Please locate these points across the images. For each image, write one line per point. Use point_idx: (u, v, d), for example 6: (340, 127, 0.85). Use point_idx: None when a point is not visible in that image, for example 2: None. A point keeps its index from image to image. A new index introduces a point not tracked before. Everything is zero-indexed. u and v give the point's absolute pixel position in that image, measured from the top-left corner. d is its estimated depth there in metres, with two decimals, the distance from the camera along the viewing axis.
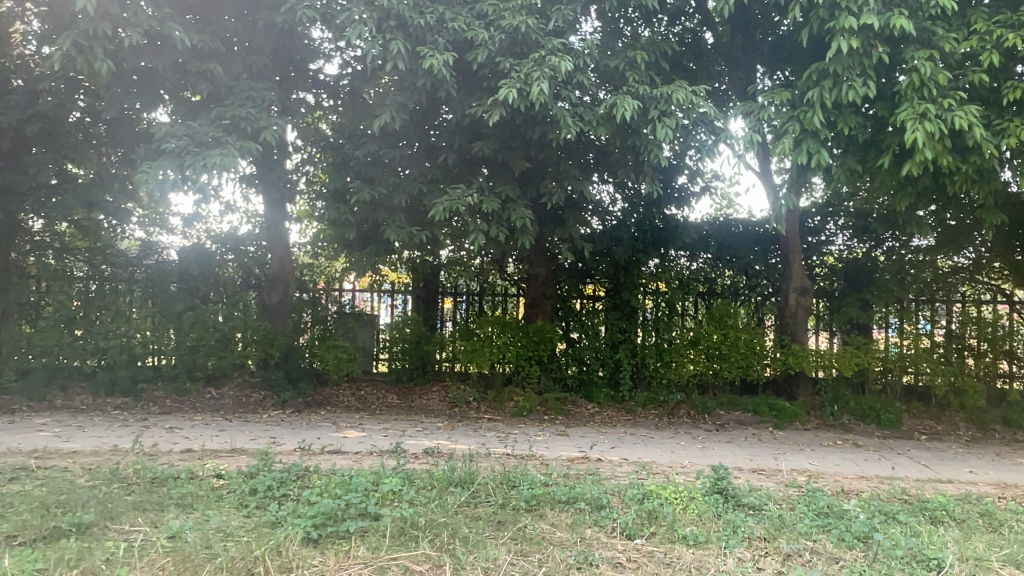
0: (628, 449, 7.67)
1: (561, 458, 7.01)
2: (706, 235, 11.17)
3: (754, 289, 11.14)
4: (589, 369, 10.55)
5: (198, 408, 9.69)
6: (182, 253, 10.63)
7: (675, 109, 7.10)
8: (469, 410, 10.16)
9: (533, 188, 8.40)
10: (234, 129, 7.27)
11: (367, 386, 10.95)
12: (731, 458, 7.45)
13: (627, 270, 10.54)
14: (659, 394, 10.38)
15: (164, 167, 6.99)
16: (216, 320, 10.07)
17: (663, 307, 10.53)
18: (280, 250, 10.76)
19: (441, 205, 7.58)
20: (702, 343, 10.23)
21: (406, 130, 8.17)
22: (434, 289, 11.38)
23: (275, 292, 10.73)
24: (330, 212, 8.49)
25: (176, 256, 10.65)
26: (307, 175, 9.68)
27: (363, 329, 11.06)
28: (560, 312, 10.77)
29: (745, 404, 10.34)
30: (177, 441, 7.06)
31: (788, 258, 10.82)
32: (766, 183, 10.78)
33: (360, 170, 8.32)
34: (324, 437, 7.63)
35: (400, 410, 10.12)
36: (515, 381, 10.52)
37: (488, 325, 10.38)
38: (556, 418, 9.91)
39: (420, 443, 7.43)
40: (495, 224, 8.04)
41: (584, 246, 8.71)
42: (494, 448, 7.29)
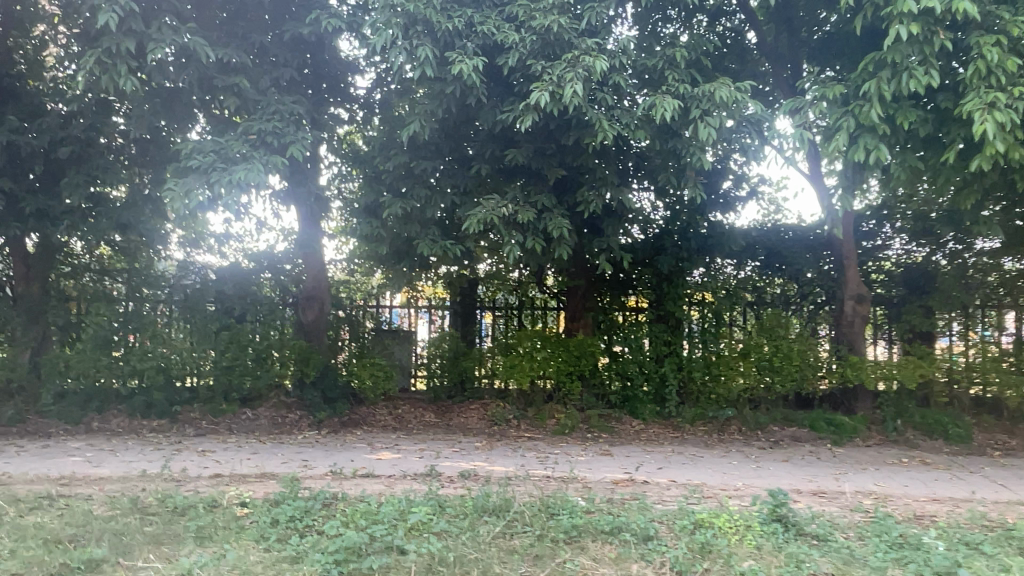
0: (677, 470, 7.22)
1: (604, 480, 6.61)
2: (753, 243, 10.61)
3: (806, 297, 10.60)
4: (633, 385, 10.06)
5: (233, 429, 9.52)
6: (218, 272, 10.37)
7: (720, 108, 6.68)
8: (509, 428, 9.80)
9: (569, 196, 7.99)
10: (260, 144, 7.13)
11: (405, 404, 10.72)
12: (789, 480, 6.93)
13: (671, 280, 10.06)
14: (707, 410, 9.88)
15: (191, 185, 6.89)
16: (253, 339, 9.97)
17: (709, 318, 10.04)
18: (314, 267, 10.53)
19: (475, 216, 7.29)
20: (752, 354, 9.73)
21: (438, 140, 7.94)
22: (471, 304, 11.04)
23: (310, 310, 10.48)
24: (362, 226, 8.28)
25: (213, 275, 10.38)
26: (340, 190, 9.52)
27: (399, 346, 10.94)
28: (603, 325, 10.33)
29: (800, 420, 9.78)
30: (207, 465, 6.85)
31: (845, 264, 10.17)
32: (817, 186, 10.25)
33: (392, 183, 8.10)
34: (358, 460, 7.35)
35: (438, 429, 9.81)
36: (556, 398, 10.10)
37: (526, 339, 9.95)
38: (600, 436, 9.47)
39: (456, 465, 7.09)
40: (531, 234, 7.71)
41: (624, 256, 8.34)
42: (533, 470, 6.92)
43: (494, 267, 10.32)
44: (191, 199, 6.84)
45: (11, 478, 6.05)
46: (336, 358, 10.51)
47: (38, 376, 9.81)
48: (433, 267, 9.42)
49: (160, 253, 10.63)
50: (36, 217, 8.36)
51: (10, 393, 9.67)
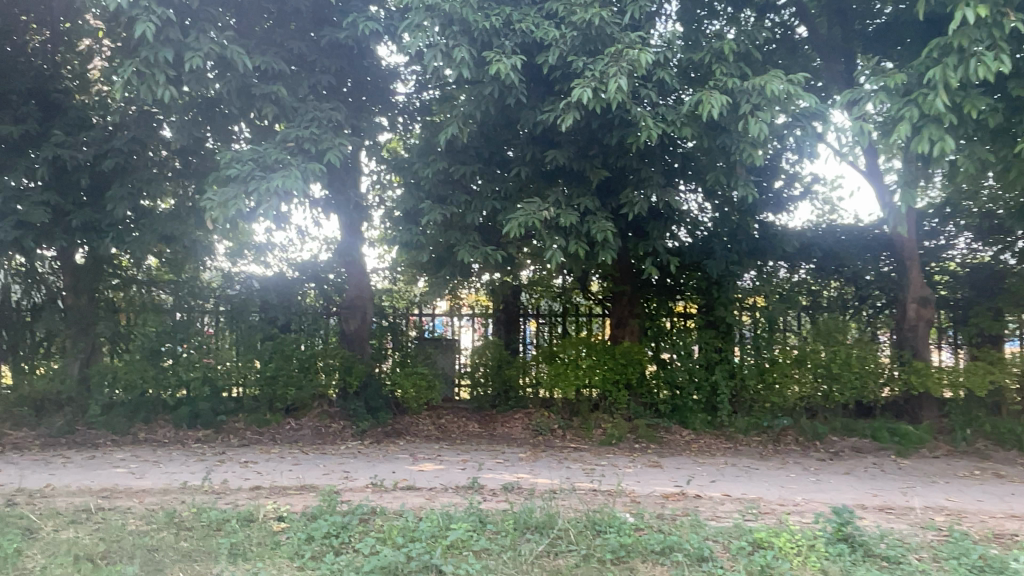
0: (731, 484, 6.86)
1: (655, 494, 6.30)
2: (809, 245, 10.01)
3: (865, 301, 10.13)
4: (683, 393, 9.71)
5: (276, 440, 9.46)
6: (262, 281, 10.38)
7: (771, 102, 6.33)
8: (554, 438, 9.54)
9: (613, 198, 7.75)
10: (298, 151, 7.06)
11: (448, 414, 10.54)
12: (850, 494, 6.53)
13: (720, 284, 9.63)
14: (762, 419, 9.50)
15: (229, 194, 6.80)
16: (299, 347, 10.02)
17: (762, 323, 9.64)
18: (356, 275, 10.48)
19: (516, 220, 7.10)
20: (809, 361, 9.37)
21: (477, 144, 7.77)
22: (514, 311, 10.74)
23: (353, 319, 10.40)
24: (402, 233, 8.14)
25: (257, 284, 10.39)
26: (381, 197, 9.40)
27: (443, 355, 10.73)
28: (650, 331, 9.97)
29: (862, 430, 9.29)
30: (248, 477, 6.75)
31: (907, 265, 9.67)
32: (874, 183, 9.80)
33: (431, 188, 7.95)
34: (399, 472, 7.18)
35: (482, 438, 9.62)
36: (603, 407, 9.83)
37: (571, 348, 9.73)
38: (649, 446, 9.15)
39: (500, 477, 6.88)
40: (574, 238, 7.48)
41: (671, 259, 8.00)
42: (579, 483, 6.65)
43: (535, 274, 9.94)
44: (230, 208, 6.75)
45: (54, 491, 6.03)
46: (380, 367, 10.41)
47: (88, 387, 9.91)
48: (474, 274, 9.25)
49: (207, 265, 10.46)
50: (83, 230, 8.45)
51: (61, 404, 9.79)
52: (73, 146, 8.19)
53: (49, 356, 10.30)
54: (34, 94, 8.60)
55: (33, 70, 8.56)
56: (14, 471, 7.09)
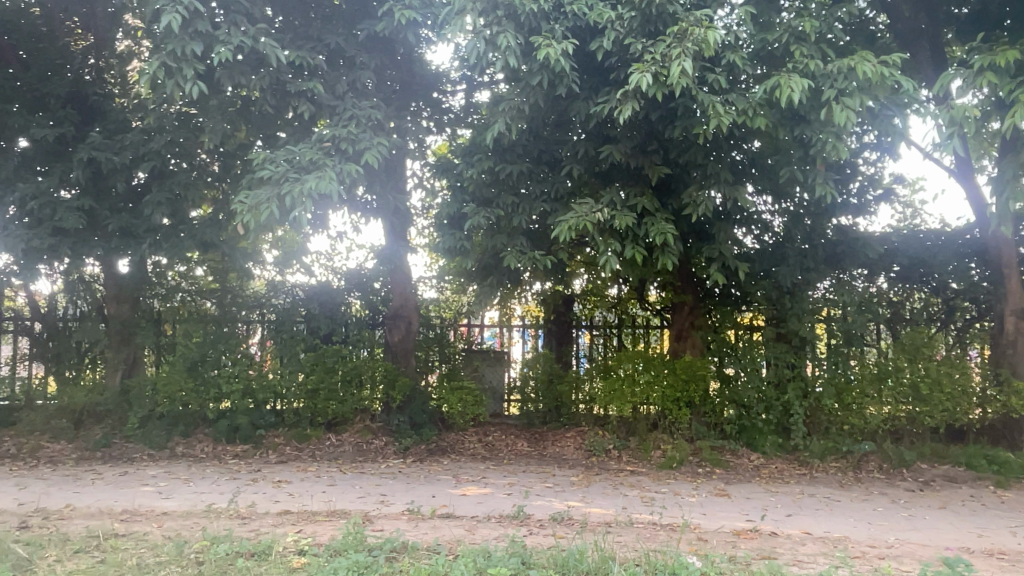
0: (809, 519, 6.06)
1: (724, 531, 5.60)
2: (892, 252, 9.12)
3: (954, 313, 9.17)
4: (750, 413, 8.91)
5: (316, 457, 8.99)
6: (308, 292, 10.02)
7: (857, 86, 5.60)
8: (609, 460, 8.85)
9: (674, 198, 7.07)
10: (334, 152, 6.56)
11: (495, 431, 9.94)
12: (951, 534, 5.68)
13: (793, 294, 8.79)
14: (840, 444, 8.60)
15: (262, 197, 6.30)
16: (347, 352, 9.53)
17: (836, 336, 8.78)
18: (401, 283, 10.06)
19: (566, 223, 6.55)
20: (891, 378, 8.50)
21: (526, 141, 7.23)
22: (567, 322, 10.18)
23: (397, 330, 10.00)
24: (445, 239, 7.62)
25: (303, 294, 10.04)
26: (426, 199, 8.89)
27: (491, 368, 10.27)
28: (713, 345, 9.14)
29: (954, 456, 8.35)
30: (278, 500, 6.28)
31: (1004, 274, 8.73)
32: (965, 185, 8.84)
33: (478, 190, 7.40)
34: (440, 496, 6.63)
35: (531, 459, 9.00)
36: (662, 426, 9.04)
37: (627, 362, 9.00)
38: (713, 471, 8.39)
39: (548, 506, 6.26)
40: (632, 242, 6.86)
41: (739, 266, 7.26)
42: (636, 515, 5.98)
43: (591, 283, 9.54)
44: (262, 212, 6.22)
45: (72, 513, 5.69)
46: (426, 380, 9.97)
47: (127, 399, 9.67)
48: (523, 281, 8.65)
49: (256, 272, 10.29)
50: (120, 236, 8.21)
51: (100, 416, 9.56)
52: (110, 150, 7.95)
53: (92, 366, 10.15)
54: (74, 98, 8.46)
55: (74, 74, 8.45)
56: (42, 487, 6.82)
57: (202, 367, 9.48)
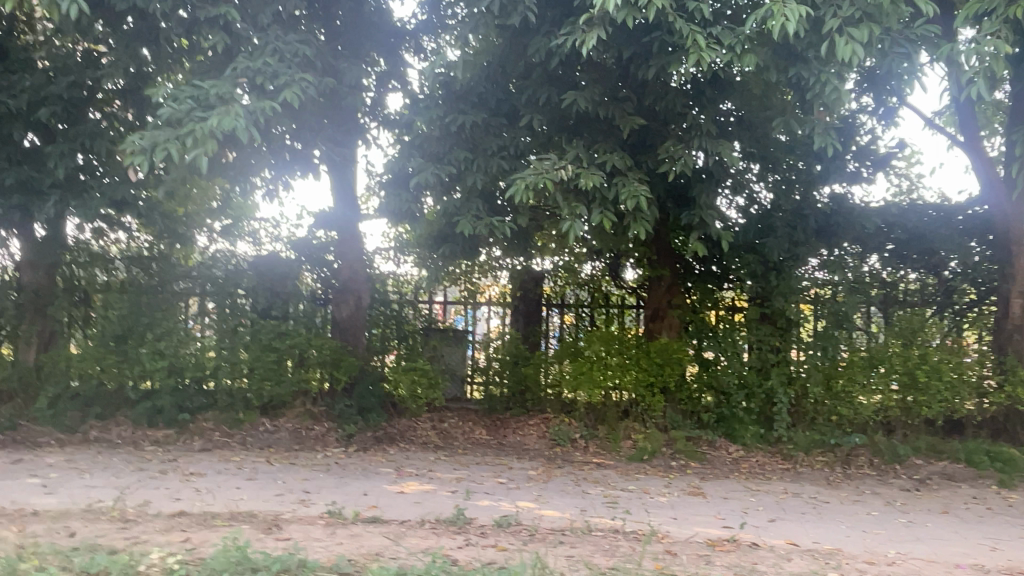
0: (796, 527, 5.23)
1: (696, 542, 4.75)
2: (887, 228, 8.19)
3: (952, 295, 8.30)
4: (730, 401, 8.12)
5: (246, 444, 8.03)
6: (254, 263, 9.04)
7: (865, 15, 4.74)
8: (575, 450, 8.01)
9: (649, 155, 6.13)
10: (251, 90, 5.63)
11: (451, 417, 9.04)
12: (958, 547, 4.84)
13: (779, 270, 7.91)
14: (828, 436, 7.83)
15: (159, 138, 5.46)
16: (286, 328, 8.54)
17: (824, 319, 7.93)
18: (351, 257, 9.17)
19: (523, 182, 5.63)
20: (884, 364, 7.70)
21: (481, 86, 6.31)
22: (535, 299, 9.26)
23: (346, 305, 9.03)
24: (391, 201, 6.80)
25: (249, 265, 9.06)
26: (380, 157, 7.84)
27: (450, 349, 9.32)
28: (691, 326, 8.33)
29: (952, 451, 7.57)
30: (179, 498, 5.38)
31: (1012, 252, 7.93)
32: (971, 154, 8.08)
33: (428, 143, 6.46)
34: (372, 494, 5.74)
35: (489, 448, 8.14)
36: (634, 414, 8.25)
37: (597, 343, 8.11)
38: (688, 465, 7.56)
39: (495, 508, 5.38)
40: (600, 205, 5.93)
41: (722, 236, 6.34)
42: (596, 520, 5.12)
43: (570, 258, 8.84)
44: (157, 155, 5.38)
45: None
46: (381, 360, 9.09)
47: (40, 377, 8.68)
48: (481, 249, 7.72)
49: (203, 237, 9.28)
50: (21, 192, 7.19)
51: (7, 396, 8.56)
52: (6, 92, 6.93)
53: None
54: None
55: None
56: None
57: (128, 341, 8.56)
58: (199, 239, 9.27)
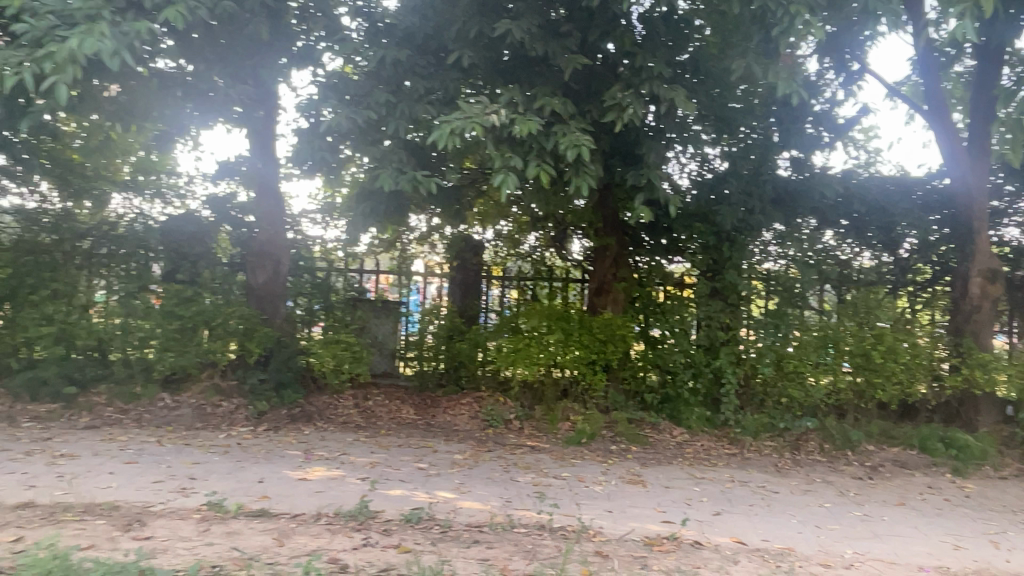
0: (743, 523, 4.67)
1: (631, 541, 4.16)
2: (845, 201, 7.77)
3: (907, 273, 7.84)
4: (676, 381, 7.60)
5: (141, 422, 7.20)
6: (165, 223, 8.08)
7: None
8: (508, 432, 7.38)
9: (594, 104, 5.49)
10: (128, 8, 4.79)
11: (377, 395, 8.30)
12: (919, 546, 4.34)
13: (734, 240, 7.44)
14: (777, 420, 7.37)
15: (11, 61, 4.59)
16: (192, 293, 7.67)
17: (776, 295, 7.41)
18: (267, 219, 8.22)
19: (449, 126, 4.90)
20: (842, 345, 7.22)
21: (406, 19, 5.59)
22: (472, 270, 8.66)
23: (261, 270, 8.11)
24: (300, 149, 5.99)
25: (160, 223, 8.09)
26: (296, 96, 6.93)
27: (377, 320, 8.48)
28: (639, 303, 7.77)
29: (904, 437, 7.16)
30: (31, 487, 4.59)
31: (973, 229, 7.43)
32: (935, 125, 7.50)
33: (345, 83, 5.71)
34: (268, 482, 5.02)
35: (415, 429, 7.44)
36: (574, 394, 7.66)
37: (538, 318, 7.48)
38: (630, 449, 7.00)
39: (405, 500, 4.69)
40: (537, 157, 5.27)
41: (670, 198, 5.71)
42: (520, 513, 4.50)
43: (513, 225, 8.48)
44: (6, 81, 4.49)
45: None
46: (307, 333, 8.13)
47: None
48: (409, 203, 7.17)
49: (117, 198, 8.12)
50: None
51: None
52: None
53: None
54: None
55: None
56: None
57: (10, 306, 7.53)
58: (114, 199, 8.13)
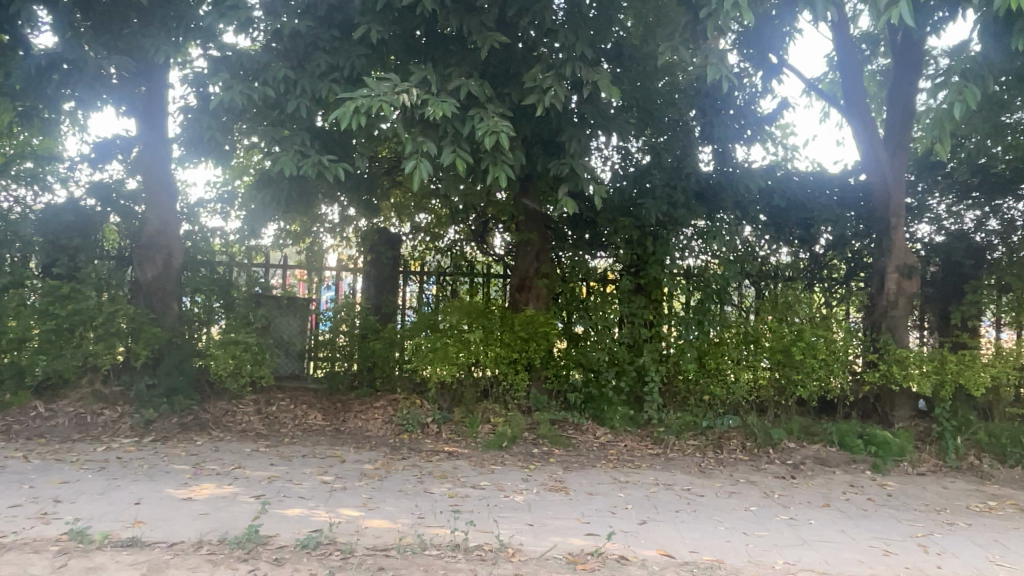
0: (670, 534, 4.39)
1: (553, 560, 3.82)
2: (764, 195, 7.67)
3: (822, 269, 7.88)
4: (599, 380, 7.33)
5: (8, 434, 6.42)
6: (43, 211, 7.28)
7: None
8: (424, 437, 6.94)
9: (513, 87, 5.14)
10: None
11: (281, 398, 7.68)
12: (849, 553, 4.17)
13: (657, 235, 7.23)
14: (699, 418, 7.23)
15: None
16: (69, 289, 6.90)
17: (698, 291, 7.23)
18: (158, 207, 7.47)
19: (353, 104, 4.43)
20: (764, 341, 7.06)
21: None
22: (387, 264, 8.06)
23: (151, 264, 7.38)
24: (189, 128, 5.41)
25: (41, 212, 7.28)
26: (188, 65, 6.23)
27: (284, 318, 7.84)
28: (562, 299, 7.47)
29: (825, 434, 7.08)
30: None
31: (890, 224, 7.38)
32: (853, 122, 7.48)
33: (239, 55, 5.15)
34: (146, 504, 4.44)
35: (323, 436, 6.89)
36: (494, 394, 7.31)
37: (457, 314, 7.10)
38: (551, 452, 6.66)
39: (302, 521, 4.19)
40: (452, 142, 4.87)
41: (594, 187, 5.36)
42: (432, 532, 4.09)
43: (432, 219, 8.05)
44: None
45: None
46: (205, 333, 7.47)
47: None
48: (320, 185, 6.71)
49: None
50: None
51: None
52: None
53: None
54: None
55: None
56: None
57: None
58: None
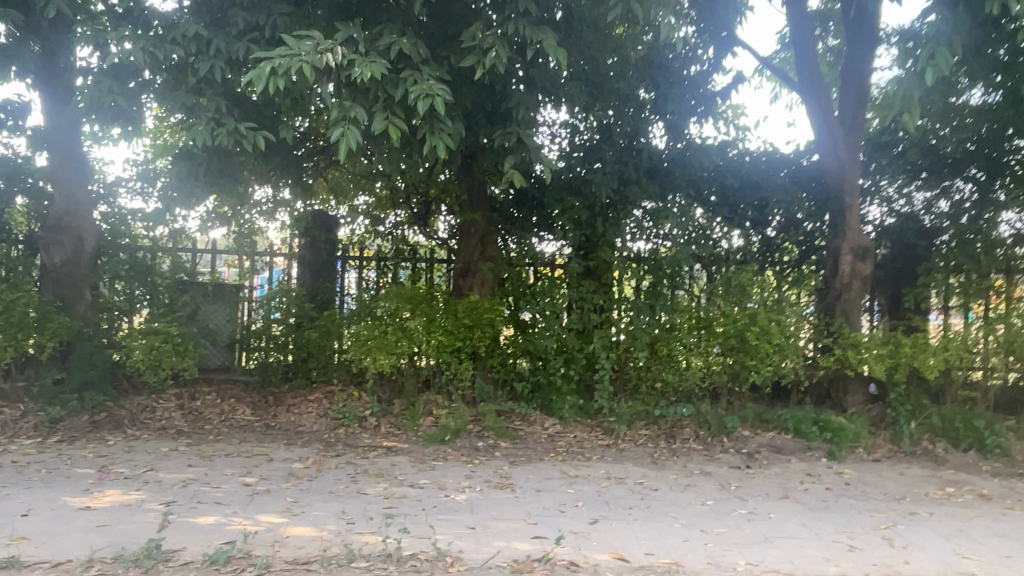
0: (623, 535, 4.05)
1: (496, 569, 3.43)
2: (716, 174, 7.45)
3: (773, 252, 7.67)
4: (547, 367, 6.97)
5: None
6: None
7: None
8: (364, 431, 6.51)
9: (452, 49, 4.72)
10: None
11: (207, 393, 7.11)
12: (812, 550, 3.90)
13: (607, 216, 6.77)
14: (651, 406, 6.98)
15: None
16: None
17: (650, 276, 6.87)
18: (69, 185, 6.79)
19: (269, 64, 3.96)
20: (718, 327, 6.82)
21: None
22: (324, 248, 7.55)
23: (61, 248, 6.71)
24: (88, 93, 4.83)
25: None
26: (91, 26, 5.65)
27: (213, 307, 7.13)
28: (507, 284, 7.01)
29: (780, 421, 6.85)
30: None
31: (844, 205, 7.21)
32: (807, 98, 7.23)
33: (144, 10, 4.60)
34: (35, 516, 3.90)
35: (252, 432, 6.37)
36: (437, 384, 6.90)
37: (396, 301, 6.63)
38: (498, 446, 6.28)
39: (214, 531, 3.72)
40: (384, 107, 4.42)
41: (540, 158, 4.97)
42: (362, 542, 3.67)
43: (371, 200, 7.68)
44: None
45: None
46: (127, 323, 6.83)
47: None
48: (245, 154, 6.15)
49: None
50: None
51: None
52: None
53: None
54: None
55: None
56: None
57: None
58: None
